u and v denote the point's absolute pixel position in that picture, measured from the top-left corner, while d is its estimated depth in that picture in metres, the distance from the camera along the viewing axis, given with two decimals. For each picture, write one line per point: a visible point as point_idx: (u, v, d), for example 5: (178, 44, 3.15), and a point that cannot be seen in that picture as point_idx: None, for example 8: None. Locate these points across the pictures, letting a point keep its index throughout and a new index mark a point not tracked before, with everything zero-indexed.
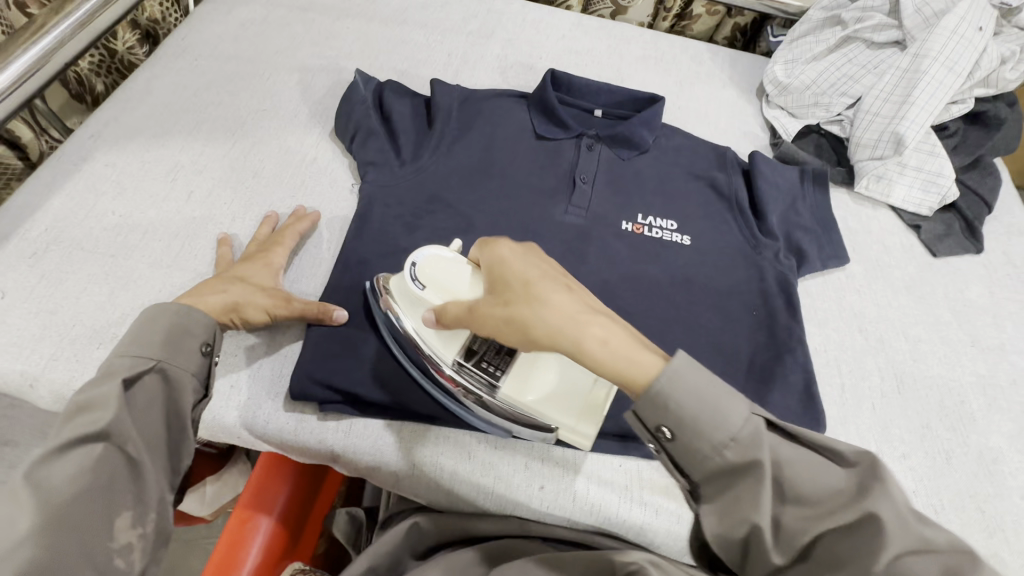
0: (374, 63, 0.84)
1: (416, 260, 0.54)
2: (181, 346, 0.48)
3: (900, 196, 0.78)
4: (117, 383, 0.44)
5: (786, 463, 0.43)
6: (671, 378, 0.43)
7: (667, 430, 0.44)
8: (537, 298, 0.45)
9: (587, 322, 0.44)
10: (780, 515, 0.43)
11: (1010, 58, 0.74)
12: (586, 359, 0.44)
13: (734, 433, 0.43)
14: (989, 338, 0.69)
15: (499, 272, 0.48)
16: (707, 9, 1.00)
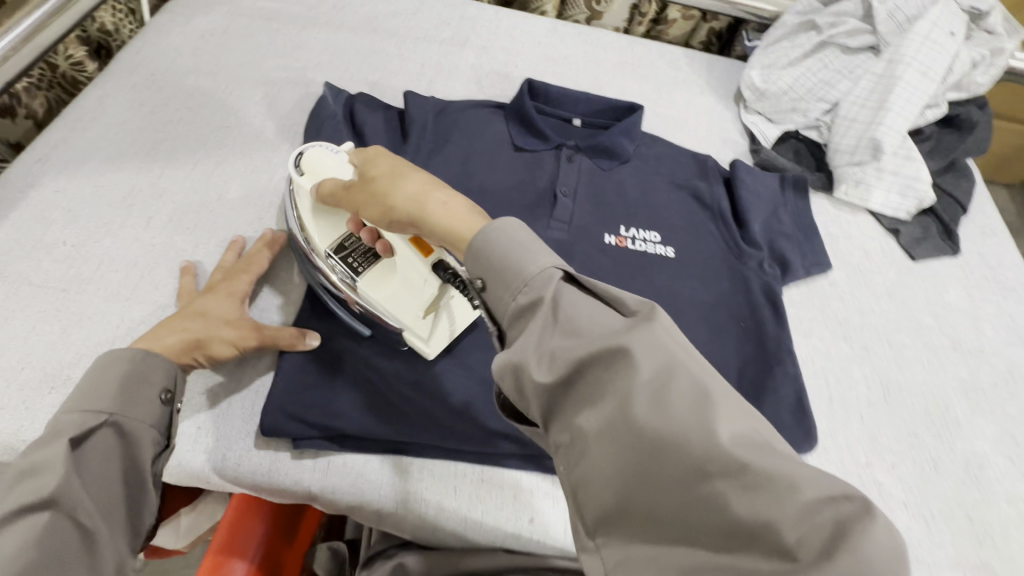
0: (344, 75, 0.81)
1: (303, 154, 0.57)
2: (137, 396, 0.45)
3: (879, 201, 0.77)
4: (63, 443, 0.40)
5: (579, 316, 0.35)
6: (497, 237, 0.40)
7: (501, 298, 0.38)
8: (389, 180, 0.47)
9: (431, 194, 0.45)
10: (632, 399, 0.31)
11: (980, 62, 0.75)
12: (429, 224, 0.45)
13: (536, 287, 0.37)
14: (969, 341, 0.70)
15: (370, 164, 0.51)
16: (682, 14, 1.00)
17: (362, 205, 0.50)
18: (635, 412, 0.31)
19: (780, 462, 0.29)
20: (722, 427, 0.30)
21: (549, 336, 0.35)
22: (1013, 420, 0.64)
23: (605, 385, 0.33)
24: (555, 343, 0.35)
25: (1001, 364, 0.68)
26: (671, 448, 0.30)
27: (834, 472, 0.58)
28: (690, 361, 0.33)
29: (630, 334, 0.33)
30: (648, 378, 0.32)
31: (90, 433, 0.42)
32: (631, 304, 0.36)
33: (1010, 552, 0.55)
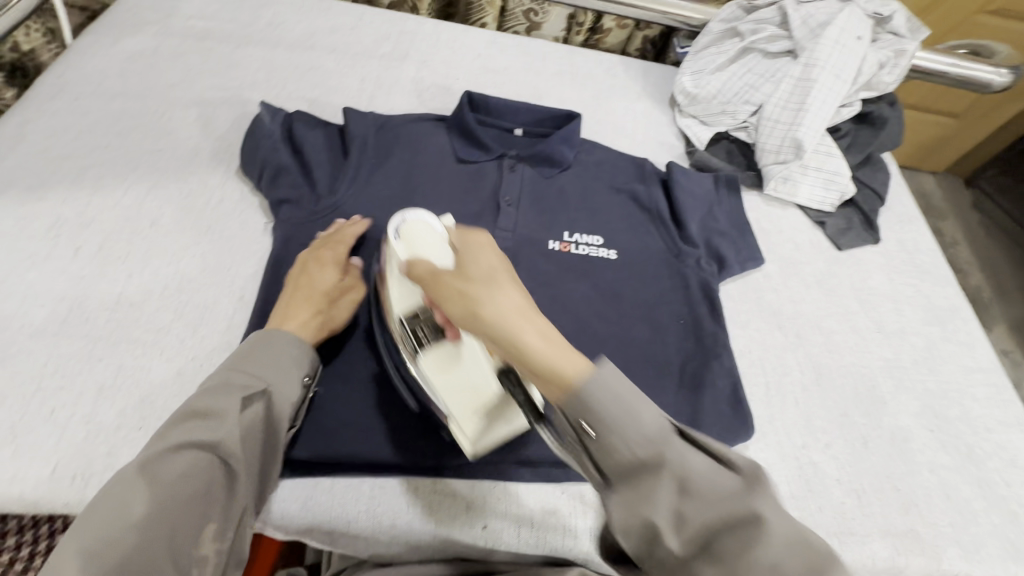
0: (282, 92, 0.80)
1: (403, 223, 0.57)
2: (286, 379, 0.51)
3: (805, 195, 0.82)
4: (228, 413, 0.46)
5: (682, 486, 0.38)
6: (600, 385, 0.40)
7: (591, 427, 0.39)
8: (469, 272, 0.46)
9: (520, 329, 0.42)
10: (633, 439, 0.39)
11: (887, 62, 0.81)
12: (522, 367, 0.42)
13: (580, 393, 0.40)
14: (891, 323, 0.75)
15: (464, 257, 0.48)
16: (617, 23, 1.04)
17: (446, 299, 0.46)
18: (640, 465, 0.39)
19: (776, 515, 0.36)
20: (768, 546, 0.35)
21: (607, 435, 0.39)
22: (932, 394, 0.69)
23: (647, 485, 0.38)
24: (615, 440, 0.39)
25: (919, 342, 0.74)
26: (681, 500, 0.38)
27: (773, 455, 0.61)
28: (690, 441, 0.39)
29: (647, 418, 0.39)
30: (706, 478, 0.38)
31: (248, 404, 0.48)
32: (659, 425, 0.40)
33: (932, 517, 0.59)
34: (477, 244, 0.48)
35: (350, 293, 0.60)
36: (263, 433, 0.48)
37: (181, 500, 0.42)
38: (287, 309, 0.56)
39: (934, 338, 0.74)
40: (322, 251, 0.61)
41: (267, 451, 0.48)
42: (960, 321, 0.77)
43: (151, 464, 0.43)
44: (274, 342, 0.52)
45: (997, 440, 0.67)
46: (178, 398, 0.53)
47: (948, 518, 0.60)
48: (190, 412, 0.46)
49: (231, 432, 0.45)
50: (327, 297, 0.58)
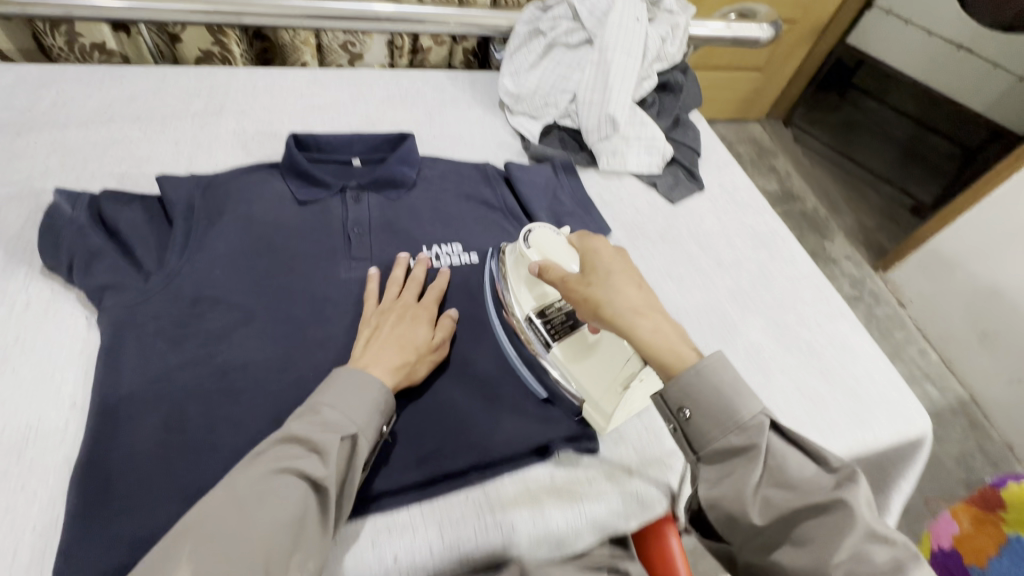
0: (82, 173, 0.73)
1: (531, 234, 0.65)
2: (374, 417, 0.54)
3: (634, 163, 0.91)
4: (331, 438, 0.50)
5: (782, 475, 0.48)
6: (711, 379, 0.52)
7: (687, 410, 0.52)
8: (629, 321, 0.54)
9: (649, 317, 0.55)
10: (747, 408, 0.50)
11: (667, 37, 0.92)
12: (639, 342, 0.54)
13: (695, 375, 0.52)
14: (727, 257, 0.84)
15: (586, 261, 0.59)
16: (434, 41, 1.07)
17: (580, 301, 0.57)
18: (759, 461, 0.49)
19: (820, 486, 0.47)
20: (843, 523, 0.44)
21: (711, 437, 0.51)
22: (772, 308, 0.79)
23: (730, 474, 0.50)
24: (718, 423, 0.51)
25: (754, 267, 0.84)
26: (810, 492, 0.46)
27: None
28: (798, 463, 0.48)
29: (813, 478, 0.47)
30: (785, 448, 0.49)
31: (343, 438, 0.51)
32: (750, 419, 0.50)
33: (789, 412, 0.68)
34: (614, 270, 0.57)
35: (438, 353, 0.63)
36: (357, 465, 0.51)
37: (276, 527, 0.45)
38: (379, 353, 0.59)
39: (764, 261, 0.85)
40: (417, 309, 0.65)
41: (351, 484, 0.51)
42: (781, 240, 0.89)
43: (276, 477, 0.47)
44: (354, 377, 0.55)
45: (829, 332, 0.78)
46: (12, 537, 0.48)
47: (803, 409, 0.69)
48: (293, 437, 0.49)
49: (327, 460, 0.49)
50: (417, 350, 0.61)
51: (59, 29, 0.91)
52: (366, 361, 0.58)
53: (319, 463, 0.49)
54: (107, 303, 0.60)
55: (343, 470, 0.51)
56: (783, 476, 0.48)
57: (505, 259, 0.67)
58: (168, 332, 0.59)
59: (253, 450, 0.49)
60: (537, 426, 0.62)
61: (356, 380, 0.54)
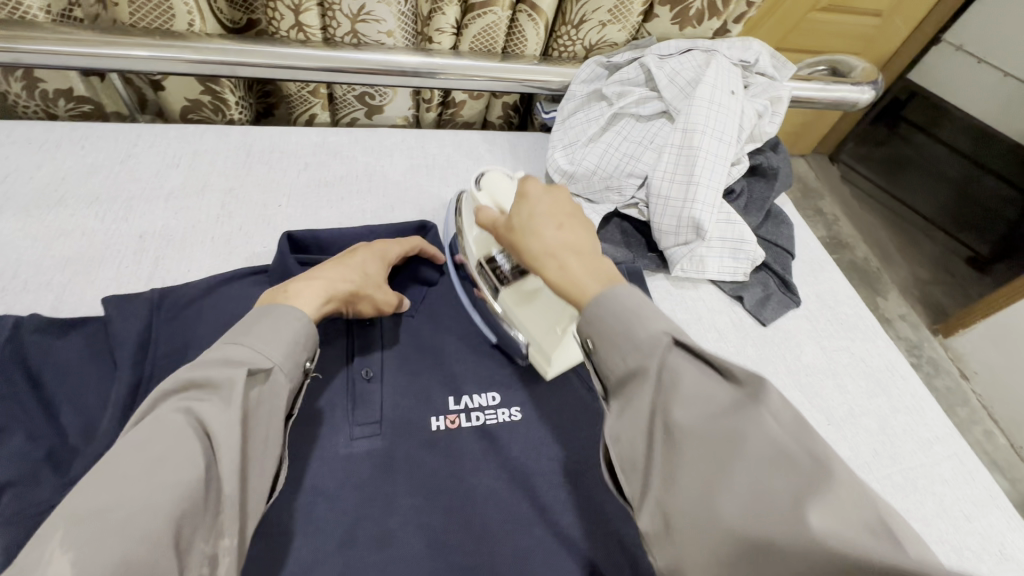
0: (13, 283, 0.56)
1: (484, 175, 0.63)
2: (289, 353, 0.45)
3: (714, 269, 0.73)
4: (240, 369, 0.41)
5: (679, 397, 0.38)
6: (619, 312, 0.42)
7: (592, 342, 0.43)
8: (538, 257, 0.48)
9: (564, 256, 0.47)
10: (702, 449, 0.35)
11: (765, 112, 0.73)
12: (545, 284, 0.47)
13: (646, 352, 0.40)
14: (838, 407, 0.66)
15: (516, 200, 0.52)
16: (470, 95, 0.88)
17: (512, 225, 0.51)
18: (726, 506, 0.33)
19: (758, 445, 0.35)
20: (774, 522, 0.31)
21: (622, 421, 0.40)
22: (901, 490, 0.60)
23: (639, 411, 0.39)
24: (673, 411, 0.37)
25: (872, 423, 0.65)
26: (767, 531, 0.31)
27: None
28: (737, 469, 0.34)
29: (762, 466, 0.33)
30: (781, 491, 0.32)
31: (255, 373, 0.42)
32: (741, 376, 0.38)
33: None
34: (538, 213, 0.50)
35: (391, 297, 0.59)
36: (273, 404, 0.42)
37: (187, 477, 0.35)
38: (311, 282, 0.52)
39: (884, 414, 0.66)
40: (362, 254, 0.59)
41: (264, 422, 0.41)
42: (901, 381, 0.70)
43: (169, 423, 0.37)
44: (280, 311, 0.46)
45: (980, 530, 0.59)
46: None
47: None
48: (193, 379, 0.40)
49: (230, 395, 0.40)
50: (354, 293, 0.55)
51: (14, 75, 0.74)
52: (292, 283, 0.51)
53: (224, 404, 0.39)
54: (10, 507, 0.43)
55: (253, 407, 0.41)
56: (733, 512, 0.32)
57: (473, 266, 0.63)
58: None
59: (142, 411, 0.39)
60: None
61: (262, 316, 0.46)
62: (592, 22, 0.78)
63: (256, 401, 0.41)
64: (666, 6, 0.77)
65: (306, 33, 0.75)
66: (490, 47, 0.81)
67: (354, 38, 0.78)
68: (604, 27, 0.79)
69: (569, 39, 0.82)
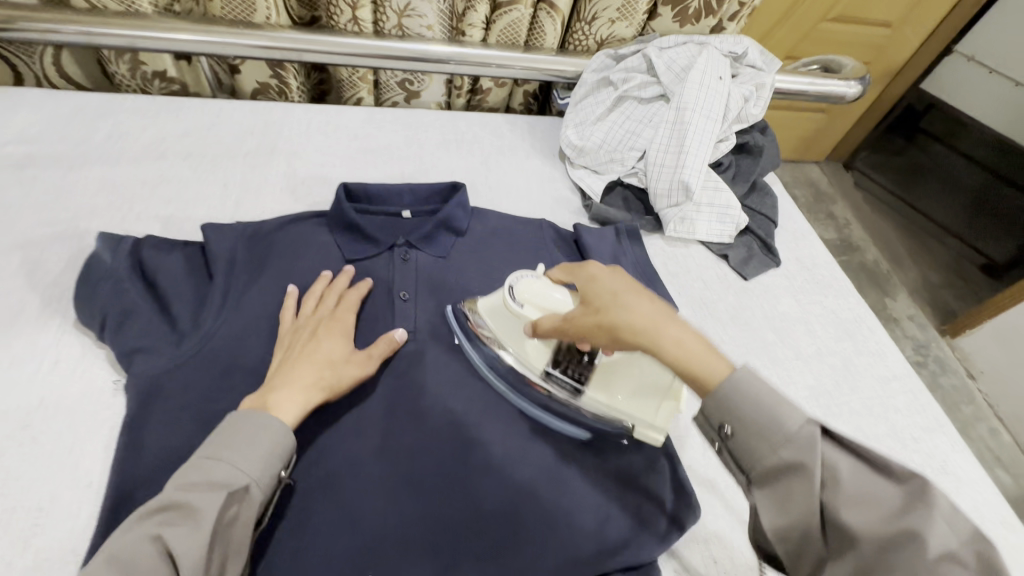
0: (128, 215, 0.71)
1: (515, 287, 0.59)
2: (247, 430, 0.49)
3: (703, 231, 0.83)
4: (217, 493, 0.45)
5: (845, 500, 0.40)
6: (748, 394, 0.45)
7: (728, 428, 0.45)
8: (620, 304, 0.50)
9: (663, 326, 0.49)
10: (855, 519, 0.39)
11: (750, 96, 0.84)
12: (659, 356, 0.48)
13: (799, 450, 0.42)
14: (807, 347, 0.75)
15: (588, 285, 0.54)
16: (495, 83, 1.02)
17: (590, 324, 0.51)
18: (854, 519, 0.39)
19: (876, 495, 0.40)
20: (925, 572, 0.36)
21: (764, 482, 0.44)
22: (858, 414, 0.70)
23: (805, 501, 0.41)
24: (838, 512, 0.40)
25: (836, 361, 0.75)
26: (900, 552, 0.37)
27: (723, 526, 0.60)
28: (885, 508, 0.39)
29: (912, 521, 0.38)
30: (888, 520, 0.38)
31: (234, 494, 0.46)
32: (900, 469, 0.40)
33: None
34: (615, 288, 0.52)
35: (359, 367, 0.59)
36: (242, 519, 0.46)
37: None
38: (296, 372, 0.56)
39: (848, 354, 0.76)
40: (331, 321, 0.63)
41: (238, 547, 0.45)
42: (868, 331, 0.79)
43: (149, 550, 0.42)
44: (260, 425, 0.50)
45: (925, 449, 0.68)
46: None
47: None
48: (168, 500, 0.44)
49: (200, 524, 0.43)
50: (331, 364, 0.58)
51: (123, 58, 0.90)
52: (274, 384, 0.55)
53: (193, 529, 0.43)
54: (138, 367, 0.56)
55: (227, 540, 0.45)
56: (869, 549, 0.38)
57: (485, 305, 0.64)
58: (198, 407, 0.55)
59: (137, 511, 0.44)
60: (590, 550, 0.53)
61: (232, 430, 0.49)
62: (602, 18, 0.91)
63: (228, 517, 0.45)
64: (668, 6, 0.90)
65: (361, 25, 0.90)
66: (514, 40, 0.95)
67: (400, 31, 0.92)
68: (613, 24, 0.92)
69: (583, 34, 0.95)
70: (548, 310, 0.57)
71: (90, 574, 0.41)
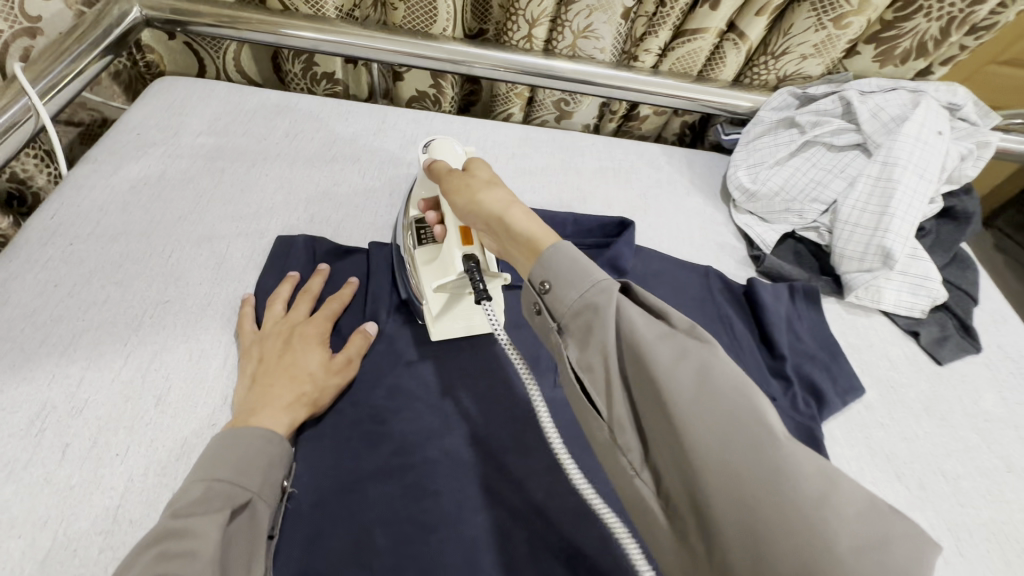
0: (303, 215, 0.72)
1: (434, 141, 0.64)
2: (248, 449, 0.46)
3: (891, 301, 0.74)
4: (229, 507, 0.42)
5: (638, 323, 0.36)
6: (558, 251, 0.41)
7: (548, 284, 0.40)
8: (482, 206, 0.49)
9: (513, 208, 0.47)
10: (637, 328, 0.36)
11: (969, 155, 0.73)
12: (514, 232, 0.45)
13: (598, 293, 0.38)
14: (1021, 458, 0.64)
15: (449, 176, 0.54)
16: (654, 111, 0.97)
17: (461, 188, 0.52)
18: (641, 337, 0.36)
19: (661, 335, 0.36)
20: (685, 395, 0.33)
21: (579, 355, 0.38)
22: None
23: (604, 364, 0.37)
24: (640, 337, 0.36)
25: None
26: (671, 400, 0.33)
27: None
28: (723, 440, 0.31)
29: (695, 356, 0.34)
30: (674, 358, 0.34)
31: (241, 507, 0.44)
32: (681, 323, 0.37)
33: None
34: (463, 180, 0.52)
35: (340, 375, 0.55)
36: (252, 535, 0.44)
37: None
38: (271, 388, 0.51)
39: None
40: (305, 327, 0.58)
41: (255, 562, 0.43)
42: None
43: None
44: (253, 436, 0.47)
45: None
46: None
47: None
48: (176, 524, 0.39)
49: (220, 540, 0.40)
50: (312, 377, 0.53)
51: (299, 58, 0.93)
52: (256, 400, 0.50)
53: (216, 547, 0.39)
54: None
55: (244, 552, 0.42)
56: (641, 351, 0.35)
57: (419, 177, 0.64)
58: (367, 429, 0.54)
59: (135, 548, 0.38)
60: None
61: (225, 450, 0.45)
62: (793, 54, 0.83)
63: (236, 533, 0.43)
64: (871, 44, 0.81)
65: (532, 43, 0.87)
66: (686, 69, 0.89)
67: (571, 51, 0.89)
68: (804, 59, 0.84)
69: (766, 68, 0.87)
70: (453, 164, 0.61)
71: None
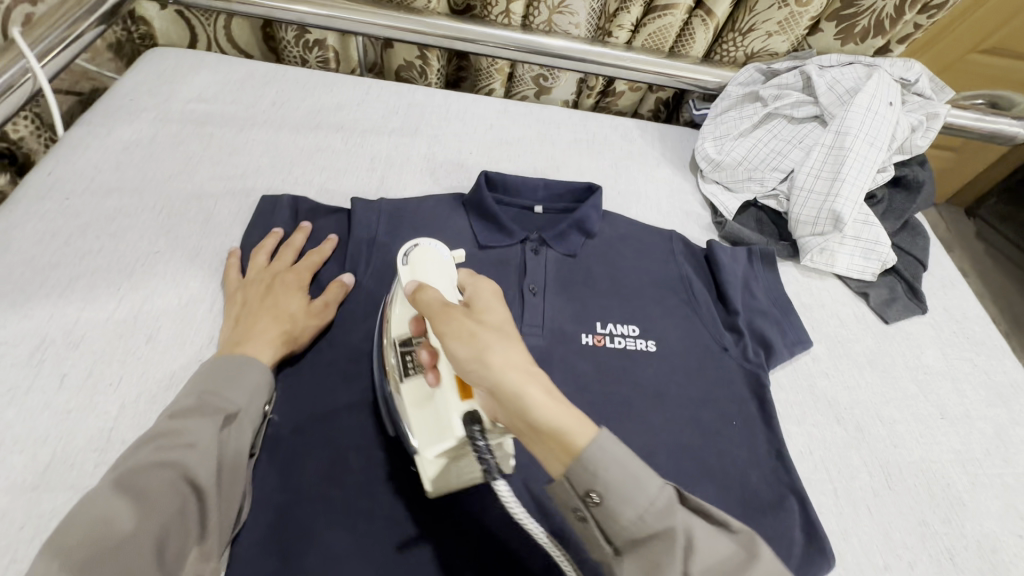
0: (288, 177, 0.76)
1: (416, 249, 0.55)
2: (237, 373, 0.51)
3: (843, 265, 0.78)
4: (218, 418, 0.47)
5: (625, 501, 0.37)
6: (596, 452, 0.37)
7: (596, 495, 0.37)
8: (500, 397, 0.40)
9: (531, 386, 0.39)
10: (618, 513, 0.37)
11: (919, 126, 0.78)
12: (534, 422, 0.38)
13: (587, 481, 0.37)
14: (954, 407, 0.69)
15: (444, 319, 0.45)
16: (630, 87, 1.01)
17: (469, 376, 0.42)
18: (625, 520, 0.37)
19: (638, 490, 0.37)
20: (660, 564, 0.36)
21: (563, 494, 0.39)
22: (1012, 490, 0.63)
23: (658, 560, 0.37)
24: (623, 521, 0.37)
25: (989, 428, 0.68)
26: (647, 536, 0.37)
27: None
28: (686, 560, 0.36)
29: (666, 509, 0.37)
30: (644, 506, 0.37)
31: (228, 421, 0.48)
32: None
33: None
34: (466, 321, 0.44)
35: (319, 317, 0.59)
36: (237, 446, 0.48)
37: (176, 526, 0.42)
38: (255, 326, 0.56)
39: (1002, 423, 0.68)
40: (287, 274, 0.62)
41: (239, 469, 0.47)
42: None
43: (156, 472, 0.43)
44: (238, 363, 0.51)
45: None
46: None
47: None
48: (168, 426, 0.46)
49: (204, 443, 0.45)
50: (293, 317, 0.58)
51: (291, 26, 0.96)
52: (241, 336, 0.55)
53: (201, 448, 0.45)
54: None
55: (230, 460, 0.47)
56: (625, 533, 0.37)
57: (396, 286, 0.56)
58: (343, 366, 0.58)
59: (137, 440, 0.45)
60: None
61: (218, 369, 0.50)
62: (759, 31, 0.87)
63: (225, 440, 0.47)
64: (832, 22, 0.85)
65: (511, 18, 0.91)
66: (658, 46, 0.93)
67: (548, 26, 0.92)
68: (769, 37, 0.88)
69: (734, 45, 0.91)
70: (443, 284, 0.52)
71: (100, 492, 0.41)
